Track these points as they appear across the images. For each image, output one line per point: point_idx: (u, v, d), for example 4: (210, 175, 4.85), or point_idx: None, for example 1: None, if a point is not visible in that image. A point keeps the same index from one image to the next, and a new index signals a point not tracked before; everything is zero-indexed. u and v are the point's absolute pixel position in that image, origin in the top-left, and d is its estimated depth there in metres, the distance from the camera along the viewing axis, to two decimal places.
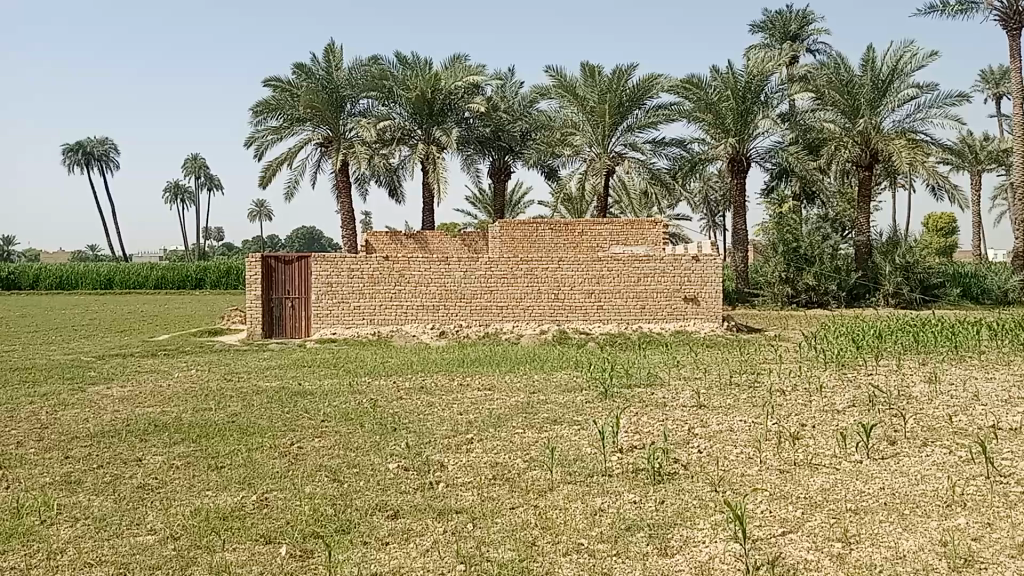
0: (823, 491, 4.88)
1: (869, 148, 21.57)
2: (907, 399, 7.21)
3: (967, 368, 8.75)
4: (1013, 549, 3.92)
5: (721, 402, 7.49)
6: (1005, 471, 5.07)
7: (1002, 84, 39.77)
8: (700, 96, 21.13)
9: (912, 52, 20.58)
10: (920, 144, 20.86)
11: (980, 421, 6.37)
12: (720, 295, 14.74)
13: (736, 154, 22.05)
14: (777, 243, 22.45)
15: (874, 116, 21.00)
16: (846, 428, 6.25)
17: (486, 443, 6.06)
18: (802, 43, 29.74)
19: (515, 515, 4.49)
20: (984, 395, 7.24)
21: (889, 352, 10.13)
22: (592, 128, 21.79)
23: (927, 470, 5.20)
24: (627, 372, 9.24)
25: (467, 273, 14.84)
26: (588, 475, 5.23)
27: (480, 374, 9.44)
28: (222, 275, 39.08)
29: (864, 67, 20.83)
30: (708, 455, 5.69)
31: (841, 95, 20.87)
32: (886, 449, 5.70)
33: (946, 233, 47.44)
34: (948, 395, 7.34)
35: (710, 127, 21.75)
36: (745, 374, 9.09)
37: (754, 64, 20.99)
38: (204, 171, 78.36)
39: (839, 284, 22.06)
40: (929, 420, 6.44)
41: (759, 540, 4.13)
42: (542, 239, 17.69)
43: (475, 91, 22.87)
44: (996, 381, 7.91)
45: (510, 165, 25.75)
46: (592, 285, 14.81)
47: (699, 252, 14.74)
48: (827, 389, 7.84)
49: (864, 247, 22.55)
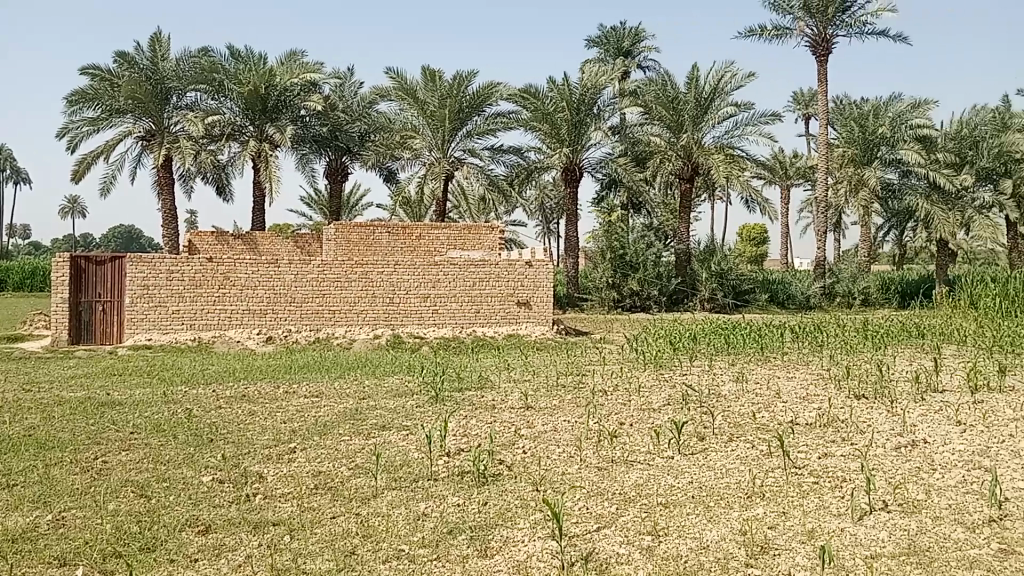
0: (637, 487, 5.11)
1: (691, 161, 22.90)
2: (717, 397, 7.71)
3: (770, 368, 9.47)
4: (802, 535, 4.26)
5: (546, 403, 7.68)
6: (799, 462, 5.51)
7: (810, 106, 43.12)
8: (536, 106, 21.67)
9: (732, 74, 22.06)
10: (737, 159, 22.35)
11: (779, 417, 6.90)
12: (551, 300, 15.19)
13: (570, 163, 22.75)
14: (606, 250, 23.38)
15: (696, 132, 22.36)
16: (660, 425, 6.60)
17: (309, 451, 5.91)
18: (633, 60, 31.12)
19: (334, 524, 4.41)
20: (784, 393, 7.86)
21: (703, 354, 10.79)
22: (432, 131, 21.81)
23: (731, 463, 5.58)
24: (457, 376, 9.29)
25: (298, 276, 14.44)
26: (413, 481, 5.22)
27: (307, 381, 9.21)
28: (27, 276, 35.95)
29: (688, 85, 22.10)
30: (531, 455, 5.84)
31: (667, 111, 22.11)
32: (696, 444, 6.07)
33: (758, 242, 51.10)
34: (753, 393, 7.92)
35: (545, 136, 22.36)
36: (571, 376, 9.39)
37: (589, 76, 21.72)
38: (7, 162, 71.84)
39: (661, 289, 23.24)
40: (735, 417, 6.92)
41: (576, 537, 4.27)
42: (378, 243, 17.54)
43: (312, 89, 22.30)
44: (796, 379, 8.61)
45: (347, 166, 25.36)
46: (427, 289, 14.82)
47: (533, 258, 15.14)
48: (646, 389, 8.23)
49: (684, 255, 23.93)
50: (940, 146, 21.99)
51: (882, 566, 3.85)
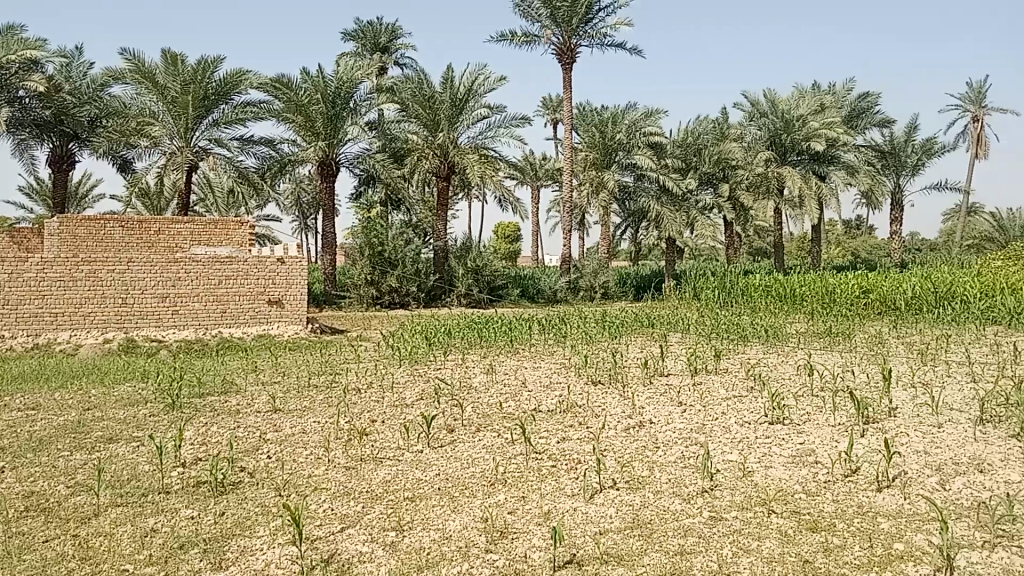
0: (384, 483, 5.16)
1: (447, 160, 21.97)
2: (467, 389, 7.94)
3: (518, 359, 9.90)
4: (538, 518, 4.51)
5: (295, 405, 7.48)
6: (539, 447, 5.82)
7: (558, 111, 45.10)
8: (288, 96, 19.88)
9: (485, 77, 21.55)
10: (492, 160, 21.83)
11: (524, 405, 7.24)
12: (304, 298, 14.77)
13: (325, 158, 21.03)
14: (363, 246, 20.88)
15: (451, 131, 21.50)
16: (411, 420, 6.69)
17: (22, 471, 5.33)
18: (391, 56, 28.76)
19: (48, 550, 4.05)
20: (530, 382, 8.26)
21: (456, 348, 11.05)
22: (173, 119, 20.27)
23: (477, 453, 5.77)
24: (200, 380, 8.80)
25: (12, 275, 12.96)
26: (143, 495, 4.89)
27: (24, 392, 8.29)
28: None
29: (444, 84, 21.21)
30: (276, 459, 5.68)
31: (423, 109, 21.08)
32: (445, 437, 6.22)
33: (512, 240, 53.14)
34: (501, 384, 8.24)
35: (299, 128, 20.55)
36: (323, 375, 9.22)
37: (343, 69, 20.43)
38: None
39: (419, 286, 21.18)
40: (484, 407, 7.17)
41: (318, 539, 4.26)
42: (111, 238, 16.17)
43: (31, 67, 19.96)
44: (541, 369, 9.07)
45: (73, 154, 23.00)
46: (167, 288, 13.84)
47: (284, 254, 14.70)
48: (398, 385, 8.28)
49: (442, 252, 22.08)
50: (669, 152, 23.31)
51: (608, 540, 4.13)
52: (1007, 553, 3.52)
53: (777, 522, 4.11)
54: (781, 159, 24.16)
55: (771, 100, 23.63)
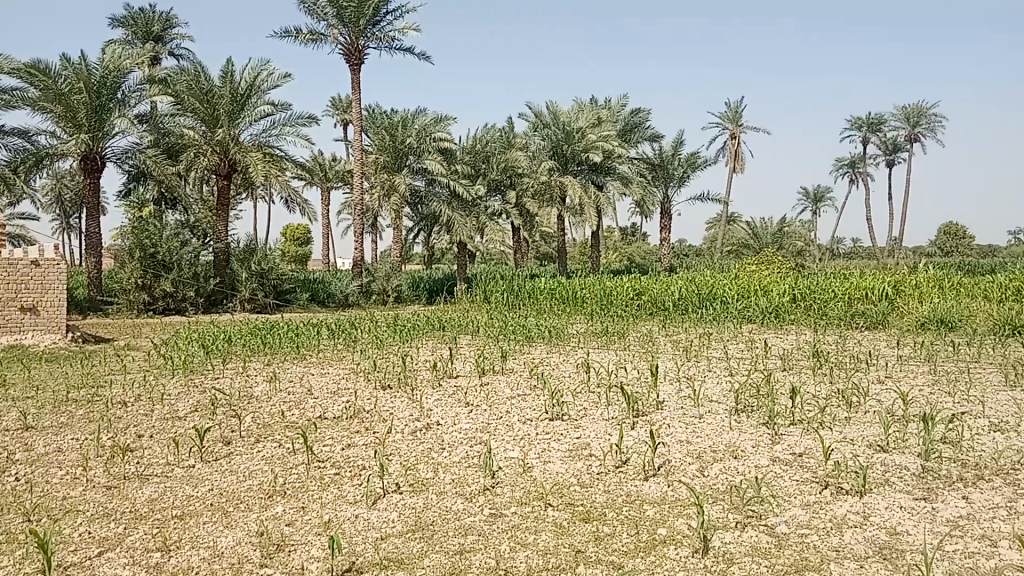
0: (150, 502, 4.80)
1: (228, 158, 20.58)
2: (247, 399, 7.58)
3: (304, 366, 9.60)
4: (318, 527, 4.38)
5: (50, 422, 6.78)
6: (322, 456, 5.66)
7: (349, 112, 43.94)
8: (45, 84, 17.94)
9: (269, 71, 20.76)
10: (276, 159, 20.94)
11: (308, 413, 7.01)
12: (62, 304, 13.36)
13: (89, 152, 19.23)
14: (132, 249, 19.29)
15: (232, 128, 20.23)
16: (183, 434, 6.27)
17: None
18: (166, 47, 26.88)
19: None
20: (315, 389, 8.03)
21: (237, 355, 10.53)
22: None
23: (254, 465, 5.51)
24: None
25: None
26: None
27: None
28: None
29: (223, 78, 19.96)
30: (25, 482, 5.12)
31: (200, 103, 19.65)
32: (219, 450, 5.89)
33: (301, 243, 51.56)
34: (284, 392, 7.94)
35: (58, 120, 18.69)
36: (84, 388, 8.43)
37: (109, 57, 18.82)
38: None
39: (197, 290, 20.00)
40: (264, 417, 6.87)
41: (71, 566, 3.90)
42: None
43: None
44: (327, 375, 8.85)
45: None
46: None
47: (39, 256, 13.34)
48: (171, 397, 7.74)
49: (222, 253, 20.77)
50: (458, 159, 23.36)
51: (388, 545, 4.09)
52: (755, 531, 3.75)
53: (554, 515, 4.27)
54: (563, 168, 25.07)
55: (553, 111, 24.58)
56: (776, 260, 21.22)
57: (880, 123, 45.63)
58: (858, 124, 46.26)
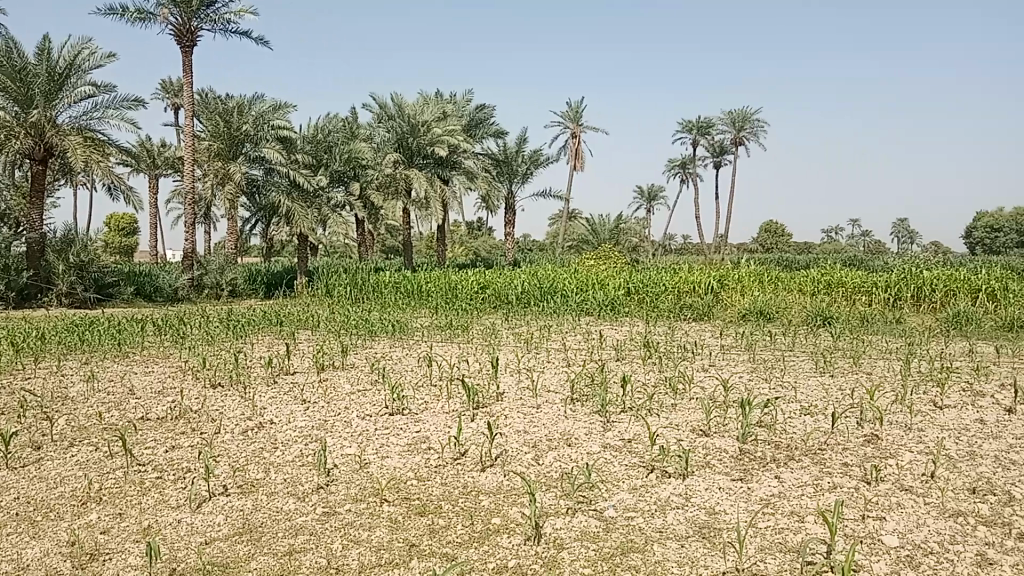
0: None
1: (44, 141, 18.86)
2: (61, 400, 7.01)
3: (128, 364, 8.99)
4: (138, 534, 4.11)
5: None
6: (144, 459, 5.32)
7: (181, 96, 41.32)
8: None
9: (90, 50, 19.30)
10: (101, 144, 19.46)
11: (130, 414, 6.57)
12: None
13: None
14: None
15: (49, 109, 18.58)
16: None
17: None
18: None
19: None
20: (139, 388, 7.54)
21: (52, 354, 9.72)
22: None
23: (67, 470, 5.10)
24: None
25: None
26: None
27: None
28: None
29: (37, 55, 18.30)
30: None
31: (12, 82, 17.87)
32: (27, 456, 5.40)
33: (127, 234, 48.36)
34: (105, 392, 7.40)
35: None
36: None
37: None
38: None
39: (8, 284, 18.20)
40: (80, 420, 6.37)
41: None
42: None
43: None
44: (153, 373, 8.33)
45: None
46: None
47: None
48: None
49: (37, 243, 19.06)
50: (299, 149, 21.70)
51: (212, 549, 3.89)
52: (585, 516, 3.84)
53: (389, 510, 4.21)
54: (408, 162, 24.74)
55: (398, 104, 24.19)
56: (614, 255, 21.92)
57: (709, 127, 48.33)
58: (689, 127, 48.78)
